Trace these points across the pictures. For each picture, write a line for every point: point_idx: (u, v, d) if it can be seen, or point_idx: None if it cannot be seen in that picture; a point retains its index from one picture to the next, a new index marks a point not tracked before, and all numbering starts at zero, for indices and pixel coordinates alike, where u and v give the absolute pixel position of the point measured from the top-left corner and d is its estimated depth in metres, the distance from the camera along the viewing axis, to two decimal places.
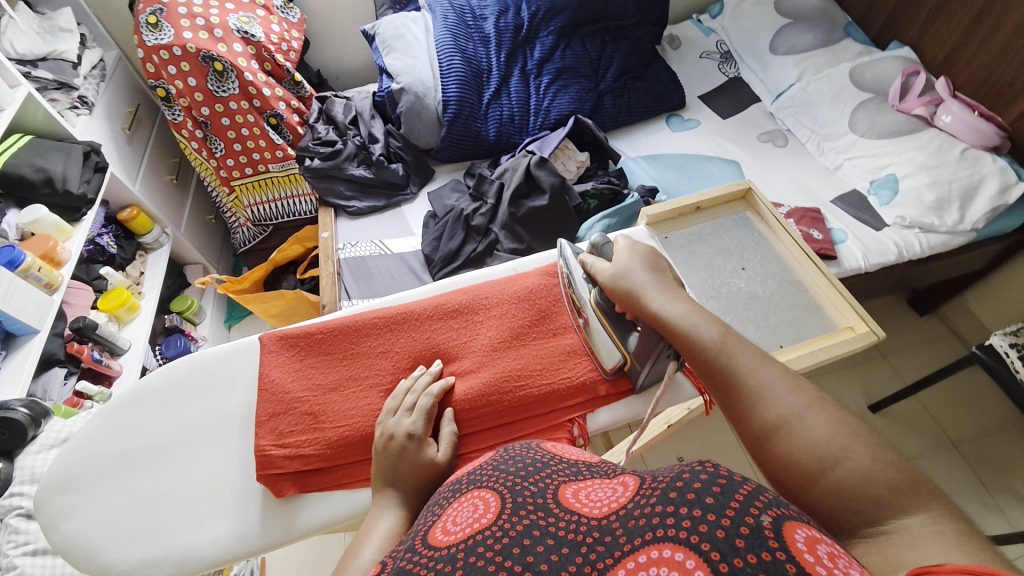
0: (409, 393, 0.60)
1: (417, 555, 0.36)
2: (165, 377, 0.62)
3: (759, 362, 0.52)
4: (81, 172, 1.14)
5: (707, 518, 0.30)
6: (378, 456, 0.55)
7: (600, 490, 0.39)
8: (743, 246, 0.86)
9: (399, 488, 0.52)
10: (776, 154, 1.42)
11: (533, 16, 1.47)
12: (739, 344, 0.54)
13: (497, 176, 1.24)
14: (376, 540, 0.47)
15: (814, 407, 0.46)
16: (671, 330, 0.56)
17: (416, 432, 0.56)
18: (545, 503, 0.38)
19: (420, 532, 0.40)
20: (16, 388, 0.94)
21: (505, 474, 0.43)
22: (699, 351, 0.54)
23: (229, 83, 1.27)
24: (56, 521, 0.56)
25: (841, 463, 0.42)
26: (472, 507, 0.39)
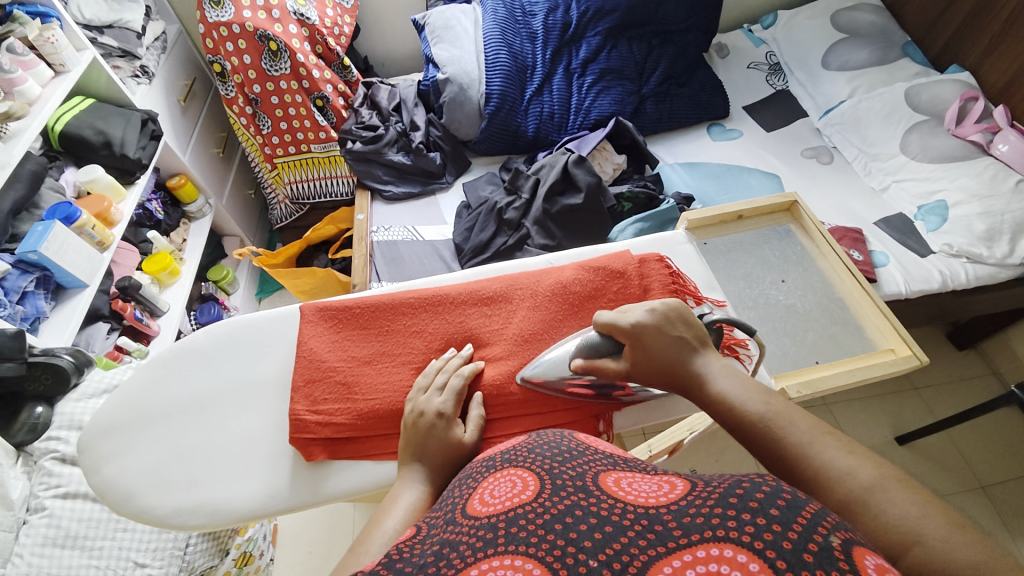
0: (440, 372, 0.62)
1: (458, 523, 0.37)
2: (209, 337, 0.65)
3: (818, 434, 0.47)
4: (138, 138, 1.19)
5: (770, 527, 0.30)
6: (407, 432, 0.57)
7: (642, 483, 0.39)
8: (784, 258, 0.84)
9: (425, 462, 0.54)
10: (820, 171, 1.38)
11: (581, 16, 1.47)
12: (789, 414, 0.49)
13: (534, 171, 1.25)
14: (398, 512, 0.49)
15: (887, 479, 0.42)
16: (716, 408, 0.54)
17: (445, 412, 0.57)
18: (585, 486, 0.39)
19: (455, 501, 0.42)
20: (62, 337, 0.99)
21: (544, 457, 0.44)
22: (745, 426, 0.50)
23: (281, 63, 1.31)
24: (98, 464, 0.59)
25: (916, 546, 0.37)
26: (511, 483, 0.41)
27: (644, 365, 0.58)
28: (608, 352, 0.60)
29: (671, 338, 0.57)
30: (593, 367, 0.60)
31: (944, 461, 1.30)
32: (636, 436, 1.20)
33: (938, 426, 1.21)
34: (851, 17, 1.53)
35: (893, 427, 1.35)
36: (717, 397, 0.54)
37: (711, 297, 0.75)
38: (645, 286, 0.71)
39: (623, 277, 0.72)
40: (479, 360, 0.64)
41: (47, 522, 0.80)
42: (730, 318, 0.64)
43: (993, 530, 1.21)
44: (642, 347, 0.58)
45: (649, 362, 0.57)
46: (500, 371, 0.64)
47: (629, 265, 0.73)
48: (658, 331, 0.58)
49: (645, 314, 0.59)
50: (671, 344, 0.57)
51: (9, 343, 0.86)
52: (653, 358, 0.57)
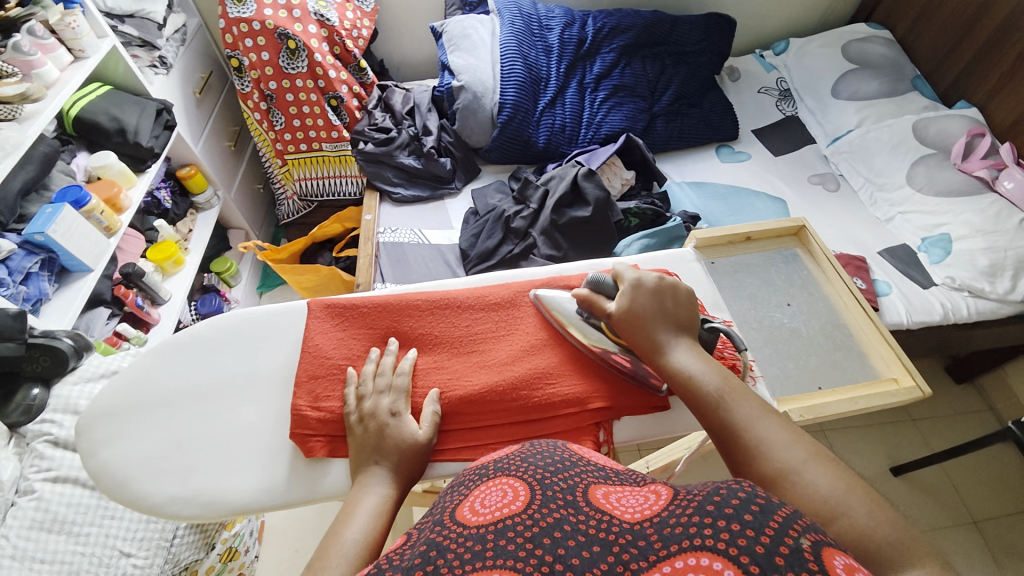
0: (377, 377, 0.61)
1: (446, 529, 0.37)
2: (215, 327, 0.65)
3: (763, 413, 0.52)
4: (151, 127, 1.20)
5: (744, 532, 0.30)
6: (356, 438, 0.56)
7: (631, 496, 0.39)
8: (790, 282, 0.85)
9: (384, 462, 0.54)
10: (826, 198, 1.39)
11: (598, 32, 1.49)
12: (740, 392, 0.54)
13: (543, 182, 1.26)
14: (362, 517, 0.49)
15: (817, 460, 0.47)
16: (673, 373, 0.56)
17: (396, 411, 0.57)
18: (575, 500, 0.38)
19: (446, 508, 0.41)
20: (62, 320, 0.98)
21: (535, 466, 0.43)
22: (698, 398, 0.54)
23: (299, 61, 1.32)
24: (94, 448, 0.59)
25: (840, 519, 0.42)
26: (501, 493, 0.40)
27: (627, 320, 0.60)
28: (608, 296, 0.64)
29: (660, 303, 0.61)
30: (592, 304, 0.64)
31: (938, 495, 1.29)
32: (630, 452, 1.19)
33: (933, 459, 1.21)
34: (862, 48, 1.56)
35: (888, 457, 1.35)
36: (677, 370, 0.56)
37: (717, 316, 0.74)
38: None
39: None
40: (413, 356, 0.63)
41: (35, 505, 0.79)
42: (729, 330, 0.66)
43: (985, 568, 1.20)
44: (632, 305, 0.61)
45: (627, 326, 0.60)
46: (503, 377, 0.64)
47: None
48: (653, 293, 0.61)
49: (653, 278, 0.62)
50: (657, 309, 0.60)
51: (11, 323, 0.85)
52: (636, 316, 0.60)
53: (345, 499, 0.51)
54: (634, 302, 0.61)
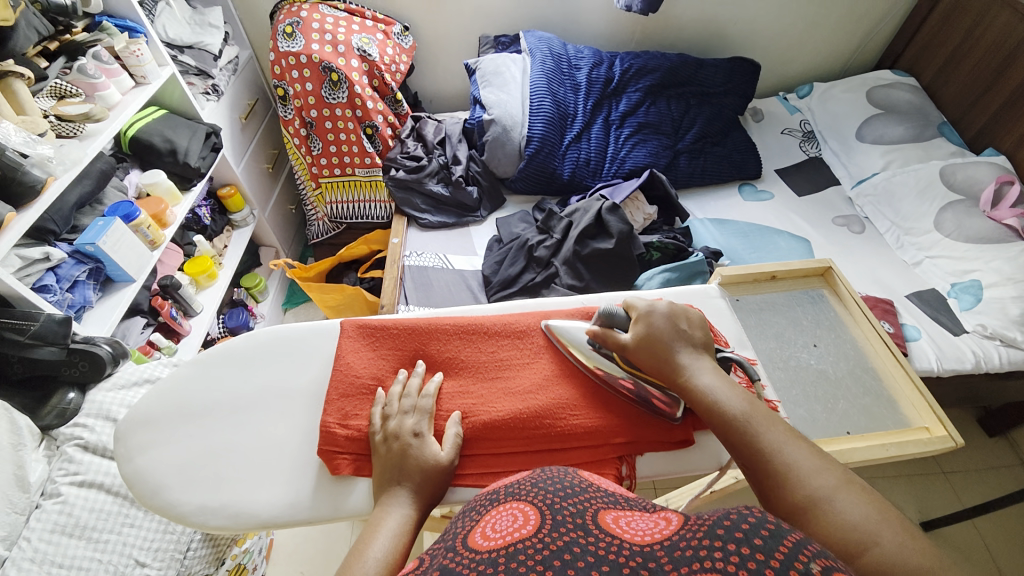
0: (402, 398, 0.62)
1: (458, 555, 0.37)
2: (251, 341, 0.68)
3: (790, 437, 0.52)
4: (200, 148, 1.28)
5: (753, 556, 0.30)
6: (380, 457, 0.57)
7: (640, 521, 0.39)
8: (817, 323, 0.84)
9: (407, 482, 0.55)
10: (851, 239, 1.39)
11: (624, 72, 1.55)
12: (766, 417, 0.54)
13: (567, 214, 1.28)
14: (384, 535, 0.49)
15: (843, 489, 0.46)
16: (700, 399, 0.57)
17: (419, 431, 0.58)
18: (584, 523, 0.38)
19: (458, 533, 0.42)
20: (103, 327, 1.03)
21: (545, 492, 0.44)
22: (725, 422, 0.54)
23: (340, 92, 1.40)
24: (132, 453, 0.61)
25: (874, 548, 0.41)
26: (512, 517, 0.40)
27: (646, 345, 0.62)
28: (621, 326, 0.65)
29: (678, 326, 0.63)
30: (606, 335, 0.65)
31: (974, 554, 1.22)
32: (646, 489, 1.15)
33: (967, 515, 1.14)
34: (887, 95, 1.58)
35: (918, 511, 1.29)
36: (702, 390, 0.57)
37: (741, 354, 0.74)
38: None
39: None
40: (437, 379, 0.65)
41: (59, 508, 0.80)
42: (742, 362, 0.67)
43: None
44: (650, 328, 0.63)
45: (648, 348, 0.62)
46: (527, 404, 0.64)
47: None
48: (667, 317, 0.63)
49: (665, 304, 0.65)
50: (676, 330, 0.62)
51: (56, 328, 0.88)
52: (654, 339, 0.62)
53: (367, 518, 0.52)
54: (653, 325, 0.63)
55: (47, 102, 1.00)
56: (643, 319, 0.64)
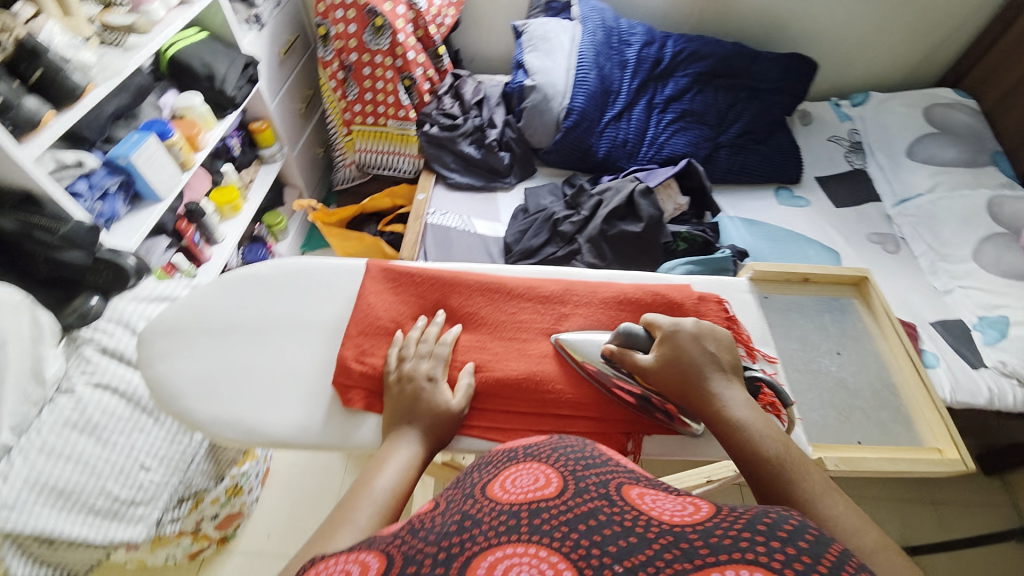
0: (420, 343, 0.62)
1: (479, 503, 0.38)
2: (277, 269, 0.68)
3: (829, 490, 0.47)
4: (238, 78, 1.25)
5: (801, 559, 0.29)
6: (393, 396, 0.58)
7: (666, 501, 0.38)
8: (844, 332, 0.82)
9: (417, 424, 0.55)
10: (884, 258, 1.35)
11: (675, 55, 1.49)
12: (805, 463, 0.50)
13: (598, 192, 1.26)
14: (391, 470, 0.50)
15: (882, 554, 0.41)
16: (729, 428, 0.53)
17: (433, 377, 0.59)
18: (608, 493, 0.38)
19: (477, 482, 0.43)
20: (129, 241, 1.02)
21: (567, 458, 0.43)
22: (755, 461, 0.50)
23: (382, 39, 1.37)
24: (152, 360, 0.62)
25: None
26: (532, 476, 0.41)
27: (669, 371, 0.57)
28: (640, 347, 0.60)
29: (706, 349, 0.58)
30: (623, 356, 0.60)
31: None
32: None
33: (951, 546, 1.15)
34: (946, 114, 1.52)
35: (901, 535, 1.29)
36: (734, 422, 0.53)
37: (763, 351, 0.66)
38: None
39: (678, 310, 0.66)
40: (455, 327, 0.65)
41: (71, 405, 0.81)
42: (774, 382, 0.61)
43: None
44: (677, 352, 0.57)
45: (673, 369, 0.57)
46: (541, 368, 0.64)
47: (686, 299, 0.67)
48: (696, 336, 0.58)
49: (692, 322, 0.60)
50: (706, 350, 0.57)
51: (86, 234, 0.89)
52: (682, 364, 0.57)
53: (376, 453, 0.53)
54: (683, 347, 0.57)
55: (95, 9, 0.99)
56: (673, 339, 0.58)
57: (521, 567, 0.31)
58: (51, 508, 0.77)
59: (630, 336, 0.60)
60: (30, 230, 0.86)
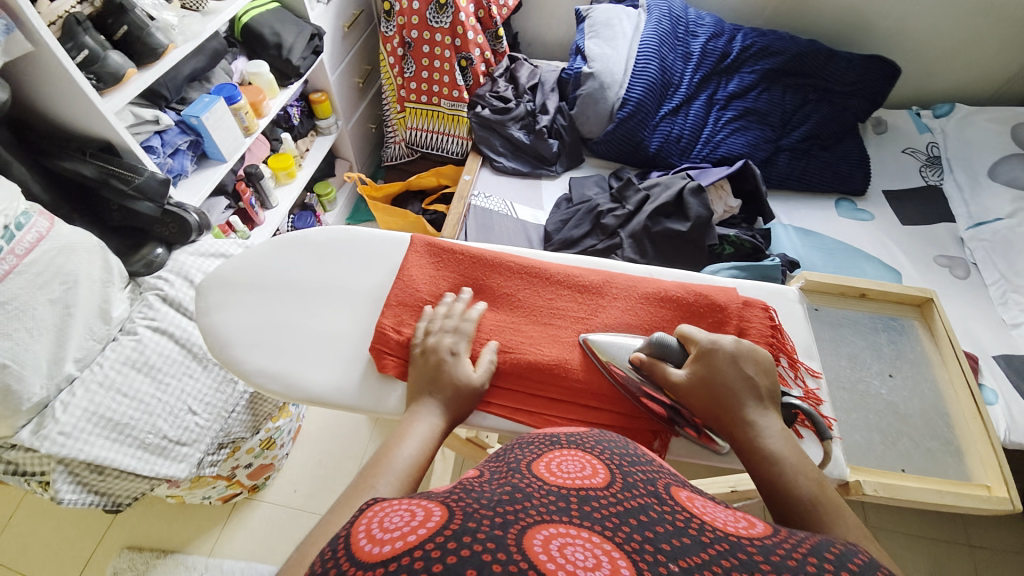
0: (445, 318, 0.63)
1: (528, 478, 0.39)
2: (329, 236, 0.71)
3: (864, 538, 0.45)
4: (303, 49, 1.30)
5: None
6: (417, 367, 0.59)
7: (714, 509, 0.39)
8: (899, 354, 0.78)
9: (438, 395, 0.56)
10: (948, 283, 1.25)
11: (744, 50, 1.42)
12: (841, 507, 0.48)
13: (645, 186, 1.23)
14: (414, 440, 0.51)
15: None
16: (764, 460, 0.51)
17: (456, 351, 0.60)
18: (658, 492, 0.39)
19: (522, 458, 0.44)
20: (193, 197, 1.09)
21: (612, 453, 0.44)
22: (788, 497, 0.48)
23: (444, 17, 1.37)
24: (209, 309, 0.66)
25: None
26: (579, 463, 0.42)
27: (702, 390, 0.55)
28: (673, 360, 0.58)
29: (744, 373, 0.55)
30: (653, 366, 0.58)
31: None
32: None
33: None
34: None
35: None
36: (768, 454, 0.51)
37: (806, 366, 0.63)
38: (741, 330, 0.63)
39: (721, 313, 0.64)
40: (480, 304, 0.65)
41: (133, 344, 0.88)
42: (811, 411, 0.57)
43: None
44: (714, 371, 0.55)
45: (707, 388, 0.55)
46: (573, 356, 0.63)
47: (730, 302, 0.64)
48: (733, 359, 0.56)
49: (730, 341, 0.58)
50: (742, 377, 0.55)
51: (157, 187, 0.95)
52: (718, 384, 0.55)
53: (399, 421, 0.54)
54: (720, 367, 0.55)
55: None
56: (709, 357, 0.56)
57: (577, 547, 0.30)
58: (106, 439, 0.82)
59: (663, 347, 0.58)
60: (107, 178, 0.91)
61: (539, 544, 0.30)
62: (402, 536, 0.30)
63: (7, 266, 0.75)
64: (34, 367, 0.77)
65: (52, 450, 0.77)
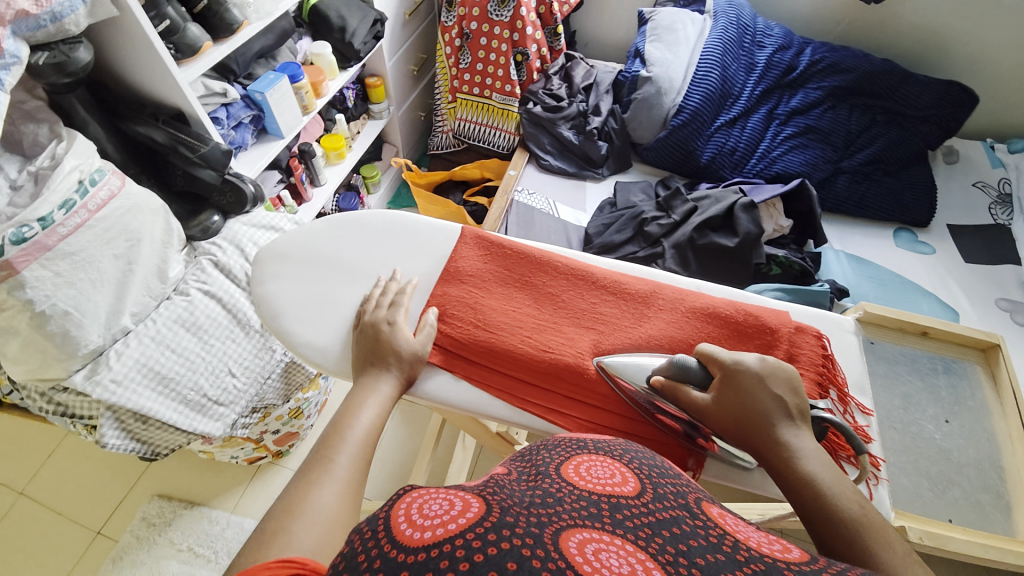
0: (380, 299, 0.64)
1: (557, 480, 0.39)
2: (382, 219, 0.72)
3: (914, 567, 0.42)
4: (366, 33, 1.32)
5: None
6: (359, 342, 0.61)
7: (748, 530, 0.38)
8: (958, 399, 0.74)
9: (383, 365, 0.58)
10: (1010, 330, 1.17)
11: (812, 64, 1.37)
12: (887, 533, 0.45)
13: (694, 198, 1.20)
14: (368, 409, 0.54)
15: None
16: (801, 486, 0.49)
17: (392, 321, 0.61)
18: (689, 506, 0.38)
19: (549, 459, 0.44)
20: (250, 169, 1.13)
21: (642, 463, 0.44)
22: (829, 524, 0.46)
23: (505, 11, 1.38)
24: (265, 279, 0.69)
25: None
26: (608, 470, 0.41)
27: (727, 410, 0.53)
28: (696, 382, 0.56)
29: (773, 394, 0.53)
30: (674, 389, 0.56)
31: None
32: None
33: None
34: None
35: None
36: (805, 479, 0.49)
37: (858, 401, 0.60)
38: (791, 355, 0.61)
39: (771, 335, 0.62)
40: (413, 280, 0.67)
41: (184, 304, 0.92)
42: (844, 424, 0.54)
43: None
44: (740, 392, 0.53)
45: (735, 410, 0.53)
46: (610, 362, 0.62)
47: (782, 325, 0.62)
48: (760, 381, 0.53)
49: (755, 360, 0.55)
50: (770, 399, 0.52)
51: (220, 157, 0.99)
52: (744, 405, 0.53)
53: (350, 393, 0.56)
54: (747, 388, 0.53)
55: None
56: (733, 377, 0.54)
57: (611, 552, 0.30)
58: (152, 391, 0.87)
59: (685, 364, 0.56)
60: (176, 144, 0.95)
61: (574, 547, 0.30)
62: (441, 525, 0.31)
63: (78, 220, 0.79)
64: (93, 316, 0.82)
65: (103, 396, 0.81)
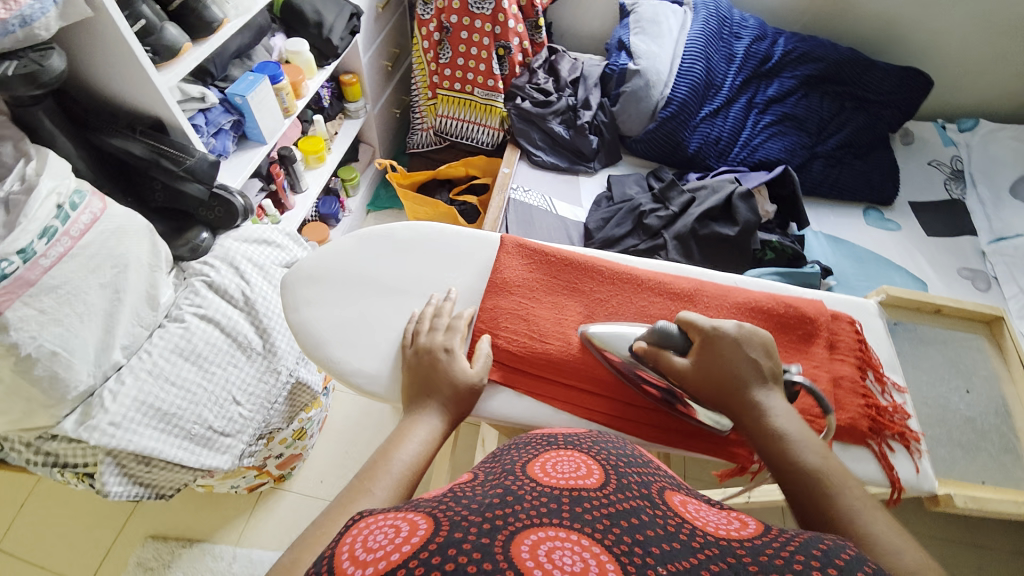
0: (433, 317, 0.62)
1: (521, 479, 0.39)
2: (415, 231, 0.69)
3: (870, 505, 0.47)
4: (343, 29, 1.25)
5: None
6: (411, 367, 0.58)
7: (709, 512, 0.39)
8: (975, 369, 0.83)
9: (437, 395, 0.55)
10: (971, 296, 1.28)
11: (786, 54, 1.42)
12: (846, 477, 0.50)
13: (690, 189, 1.23)
14: (416, 441, 0.51)
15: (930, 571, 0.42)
16: (778, 443, 0.52)
17: (449, 347, 0.59)
18: (652, 496, 0.39)
19: (519, 459, 0.44)
20: (234, 178, 1.04)
21: (609, 454, 0.45)
22: (797, 474, 0.50)
23: (486, 3, 1.34)
24: (298, 304, 0.64)
25: None
26: (574, 464, 0.42)
27: (704, 374, 0.55)
28: (675, 348, 0.57)
29: (749, 357, 0.55)
30: (657, 355, 0.57)
31: None
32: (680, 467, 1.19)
33: None
34: None
35: None
36: (776, 434, 0.52)
37: (892, 380, 0.65)
38: (831, 343, 0.65)
39: (811, 325, 0.65)
40: (452, 289, 0.65)
41: (181, 332, 0.85)
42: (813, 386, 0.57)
43: None
44: (718, 357, 0.55)
45: (712, 374, 0.55)
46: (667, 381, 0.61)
47: (820, 315, 0.65)
48: (736, 345, 0.55)
49: (733, 326, 0.57)
50: (745, 362, 0.54)
51: (207, 169, 0.91)
52: (722, 369, 0.55)
53: (398, 425, 0.53)
54: (722, 352, 0.55)
55: None
56: (710, 343, 0.56)
57: (565, 550, 0.30)
58: (155, 429, 0.80)
59: (666, 332, 0.57)
60: (157, 158, 0.87)
61: (526, 550, 0.29)
62: (384, 555, 0.29)
63: (61, 249, 0.72)
64: (82, 354, 0.74)
65: (103, 441, 0.74)
